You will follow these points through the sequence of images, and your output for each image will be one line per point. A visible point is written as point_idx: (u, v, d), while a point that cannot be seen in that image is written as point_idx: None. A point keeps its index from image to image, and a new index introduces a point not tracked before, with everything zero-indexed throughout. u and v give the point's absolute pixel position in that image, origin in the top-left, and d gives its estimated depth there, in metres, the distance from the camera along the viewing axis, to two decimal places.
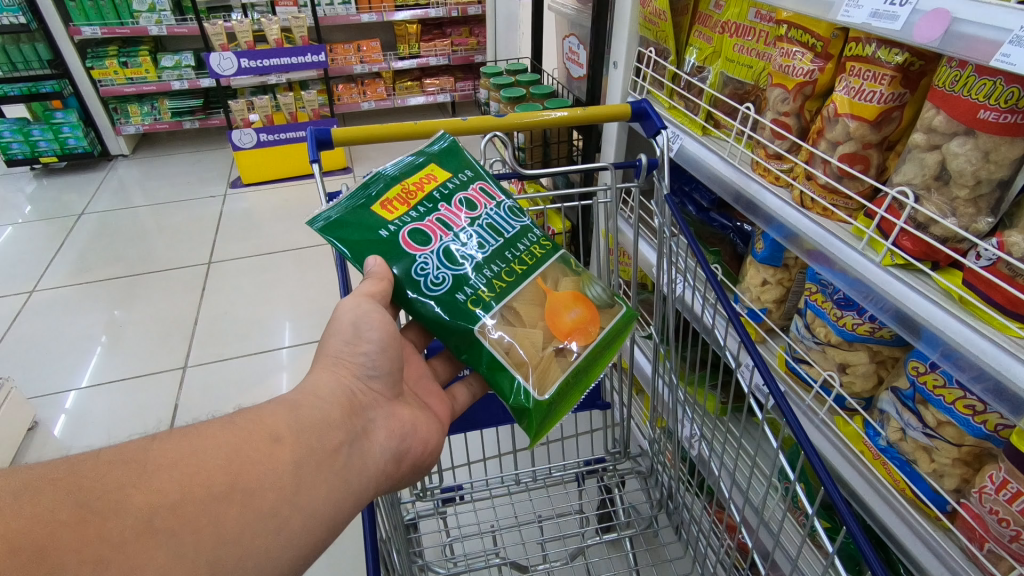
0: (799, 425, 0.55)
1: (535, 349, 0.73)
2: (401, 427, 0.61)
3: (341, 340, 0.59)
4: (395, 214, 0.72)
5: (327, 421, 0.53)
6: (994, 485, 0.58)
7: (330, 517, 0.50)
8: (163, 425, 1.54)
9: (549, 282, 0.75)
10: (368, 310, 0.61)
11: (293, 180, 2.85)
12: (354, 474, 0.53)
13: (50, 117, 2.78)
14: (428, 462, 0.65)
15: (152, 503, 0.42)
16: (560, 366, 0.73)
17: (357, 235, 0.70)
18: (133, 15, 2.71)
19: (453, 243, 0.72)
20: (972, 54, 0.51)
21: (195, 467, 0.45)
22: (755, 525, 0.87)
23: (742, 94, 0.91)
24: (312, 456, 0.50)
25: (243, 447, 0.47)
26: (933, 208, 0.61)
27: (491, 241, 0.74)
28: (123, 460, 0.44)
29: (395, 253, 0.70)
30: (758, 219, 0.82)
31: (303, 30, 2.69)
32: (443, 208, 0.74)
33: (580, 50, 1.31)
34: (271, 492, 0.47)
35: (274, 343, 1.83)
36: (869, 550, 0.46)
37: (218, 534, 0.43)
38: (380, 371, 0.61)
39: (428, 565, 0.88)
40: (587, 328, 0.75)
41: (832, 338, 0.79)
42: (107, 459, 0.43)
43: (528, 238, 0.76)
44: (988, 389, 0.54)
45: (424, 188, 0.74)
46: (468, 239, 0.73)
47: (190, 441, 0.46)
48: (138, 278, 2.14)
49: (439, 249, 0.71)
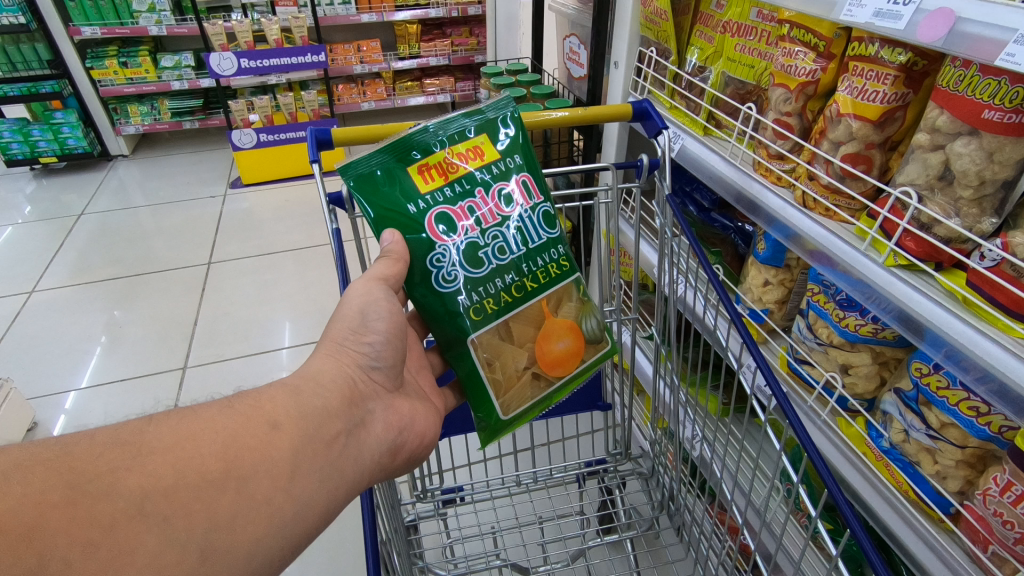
0: (801, 427, 0.55)
1: (515, 370, 0.75)
2: (399, 420, 0.61)
3: (346, 328, 0.59)
4: (429, 187, 0.69)
5: (326, 410, 0.52)
6: (999, 487, 0.58)
7: (326, 503, 0.49)
8: (168, 403, 1.60)
9: (551, 305, 0.75)
10: (377, 297, 0.61)
11: (294, 180, 2.85)
12: (350, 463, 0.52)
13: (50, 117, 2.78)
14: (422, 455, 0.65)
15: (145, 486, 0.41)
16: (532, 390, 0.77)
17: (387, 199, 0.68)
18: (132, 15, 2.70)
19: (476, 240, 0.70)
20: (977, 55, 0.50)
21: (190, 452, 0.44)
22: (757, 527, 0.87)
23: (743, 94, 0.91)
24: (309, 444, 0.49)
25: (239, 434, 0.47)
26: (937, 208, 0.60)
27: (512, 249, 0.72)
28: (118, 442, 0.43)
29: (418, 233, 0.68)
30: (760, 219, 0.82)
31: (303, 30, 2.69)
32: (478, 194, 0.71)
33: (580, 49, 1.31)
34: (266, 480, 0.46)
35: (274, 343, 1.82)
36: (874, 553, 0.46)
37: (211, 518, 0.43)
38: (383, 363, 0.61)
39: (428, 567, 0.87)
40: (570, 360, 0.78)
41: (834, 339, 0.79)
42: (102, 441, 0.43)
43: (549, 254, 0.74)
44: (993, 391, 0.54)
45: (467, 166, 0.70)
46: (492, 240, 0.71)
47: (186, 425, 0.46)
48: (137, 278, 2.14)
49: (457, 246, 0.70)
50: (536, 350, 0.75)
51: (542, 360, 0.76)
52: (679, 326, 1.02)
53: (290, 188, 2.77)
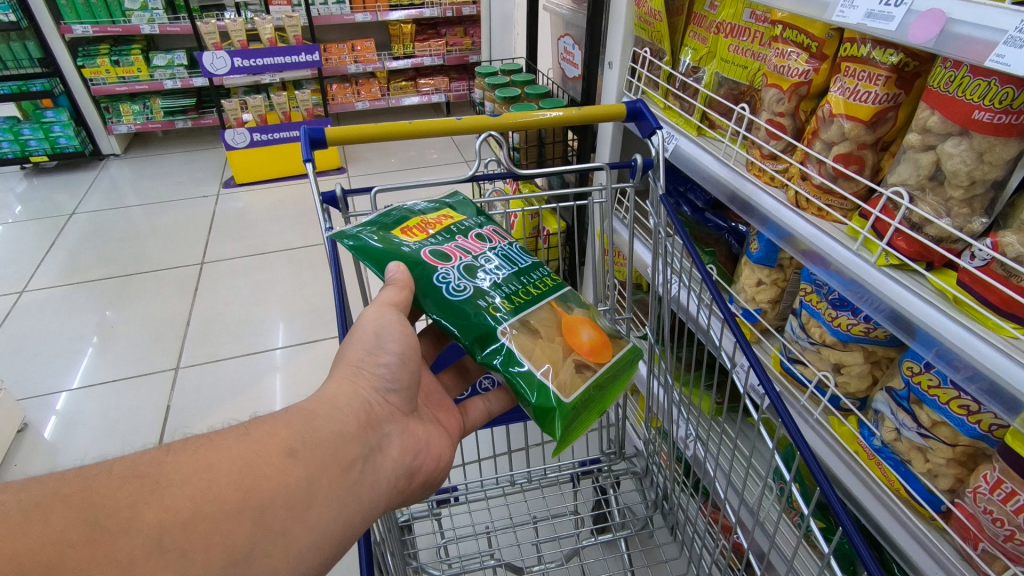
0: (794, 426, 0.55)
1: (555, 358, 0.70)
2: (415, 444, 0.57)
3: (362, 349, 0.57)
4: (416, 238, 0.73)
5: (343, 435, 0.50)
6: (989, 484, 0.58)
7: (342, 532, 0.47)
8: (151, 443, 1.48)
9: (562, 305, 0.75)
10: (391, 320, 0.60)
11: (287, 179, 2.83)
12: (366, 491, 0.50)
13: (41, 116, 2.75)
14: (439, 480, 0.62)
15: (163, 521, 0.39)
16: (582, 378, 0.70)
17: (379, 249, 0.69)
18: (125, 14, 2.69)
19: (474, 262, 0.73)
20: (966, 56, 0.51)
21: (208, 482, 0.42)
22: (750, 526, 0.87)
23: (737, 94, 0.91)
24: (325, 471, 0.47)
25: (256, 463, 0.44)
26: (928, 208, 0.61)
27: (506, 266, 0.75)
28: (135, 475, 0.41)
29: (417, 266, 0.69)
30: (753, 219, 0.82)
31: (297, 29, 2.68)
32: (461, 239, 0.75)
33: (574, 50, 1.31)
34: (284, 510, 0.44)
35: (268, 343, 1.82)
36: (867, 554, 0.46)
37: (228, 551, 0.41)
38: (399, 385, 0.58)
39: (422, 566, 0.87)
40: (601, 348, 0.73)
41: (827, 339, 0.79)
42: (119, 474, 0.41)
43: (539, 271, 0.77)
44: (983, 389, 0.55)
45: (442, 223, 0.76)
46: (486, 262, 0.74)
47: (204, 454, 0.43)
48: (128, 279, 2.12)
49: (460, 267, 0.71)
50: (566, 340, 0.72)
51: (580, 350, 0.71)
52: (673, 326, 1.02)
53: (284, 188, 2.76)
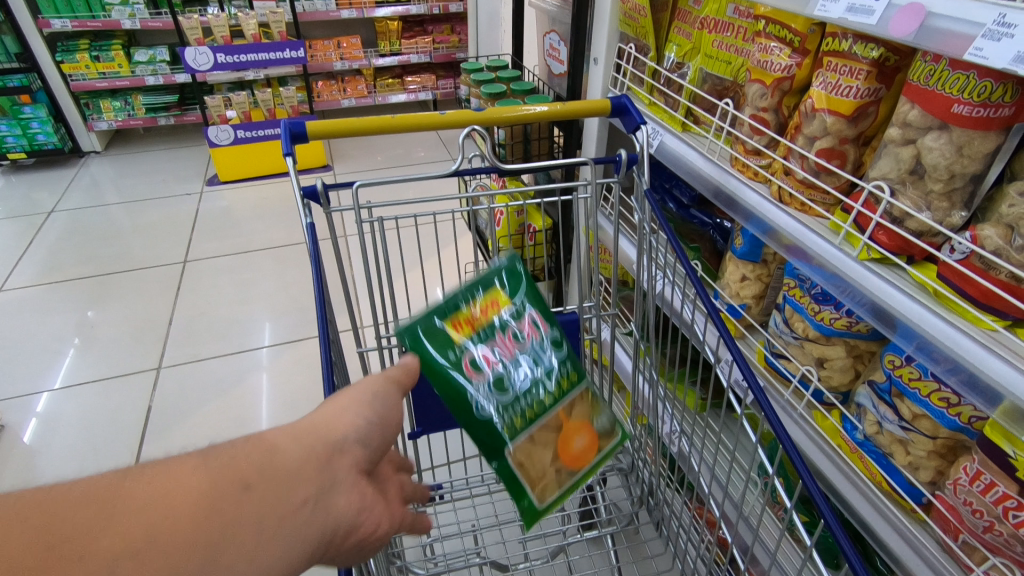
0: (778, 420, 0.56)
1: (542, 467, 0.70)
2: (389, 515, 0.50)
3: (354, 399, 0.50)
4: (461, 337, 0.67)
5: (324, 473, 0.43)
6: (969, 476, 0.58)
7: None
8: (130, 455, 1.43)
9: (568, 410, 0.72)
10: (388, 391, 0.53)
11: (272, 177, 2.80)
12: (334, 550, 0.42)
13: (18, 112, 2.70)
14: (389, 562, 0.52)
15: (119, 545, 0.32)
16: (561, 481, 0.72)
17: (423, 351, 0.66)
18: (104, 8, 2.64)
19: (508, 371, 0.68)
20: (945, 50, 0.51)
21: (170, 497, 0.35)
22: (734, 519, 0.87)
23: (721, 90, 0.91)
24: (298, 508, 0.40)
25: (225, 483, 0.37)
26: (909, 202, 0.61)
27: (538, 371, 0.70)
28: (91, 496, 0.34)
29: (451, 386, 0.66)
30: (737, 214, 0.82)
31: (281, 25, 2.65)
32: (501, 336, 0.69)
33: (560, 46, 1.30)
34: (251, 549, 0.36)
35: (253, 342, 1.79)
36: (850, 548, 0.46)
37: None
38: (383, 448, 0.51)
39: (406, 566, 0.86)
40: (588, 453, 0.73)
41: (810, 333, 0.79)
42: (70, 495, 0.33)
43: (562, 369, 0.71)
44: (963, 381, 0.55)
45: (488, 312, 0.69)
46: (522, 368, 0.69)
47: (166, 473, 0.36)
48: (108, 277, 2.09)
49: (495, 377, 0.67)
50: (559, 450, 0.71)
51: (568, 458, 0.72)
52: (658, 321, 1.02)
53: (268, 185, 2.73)
